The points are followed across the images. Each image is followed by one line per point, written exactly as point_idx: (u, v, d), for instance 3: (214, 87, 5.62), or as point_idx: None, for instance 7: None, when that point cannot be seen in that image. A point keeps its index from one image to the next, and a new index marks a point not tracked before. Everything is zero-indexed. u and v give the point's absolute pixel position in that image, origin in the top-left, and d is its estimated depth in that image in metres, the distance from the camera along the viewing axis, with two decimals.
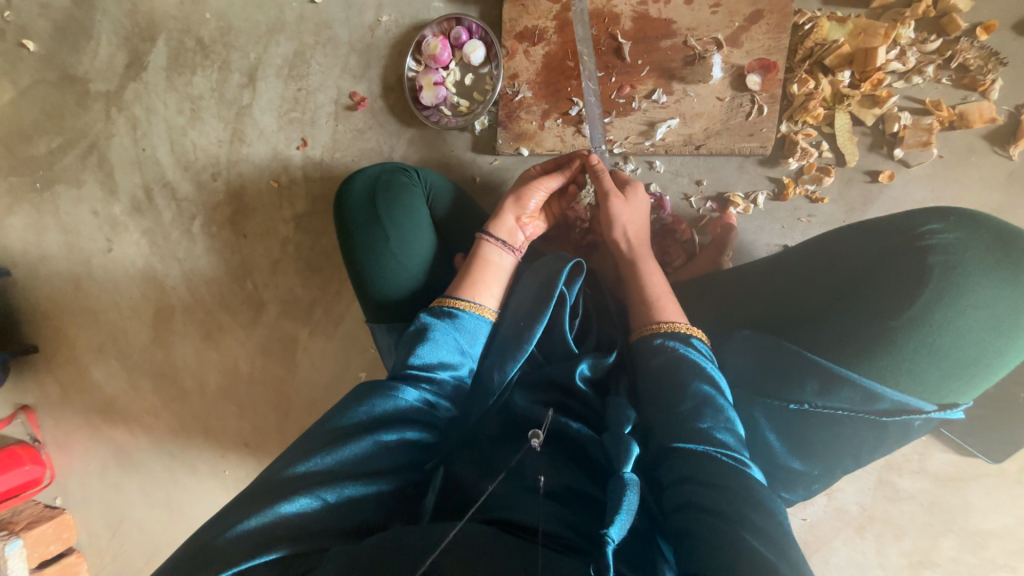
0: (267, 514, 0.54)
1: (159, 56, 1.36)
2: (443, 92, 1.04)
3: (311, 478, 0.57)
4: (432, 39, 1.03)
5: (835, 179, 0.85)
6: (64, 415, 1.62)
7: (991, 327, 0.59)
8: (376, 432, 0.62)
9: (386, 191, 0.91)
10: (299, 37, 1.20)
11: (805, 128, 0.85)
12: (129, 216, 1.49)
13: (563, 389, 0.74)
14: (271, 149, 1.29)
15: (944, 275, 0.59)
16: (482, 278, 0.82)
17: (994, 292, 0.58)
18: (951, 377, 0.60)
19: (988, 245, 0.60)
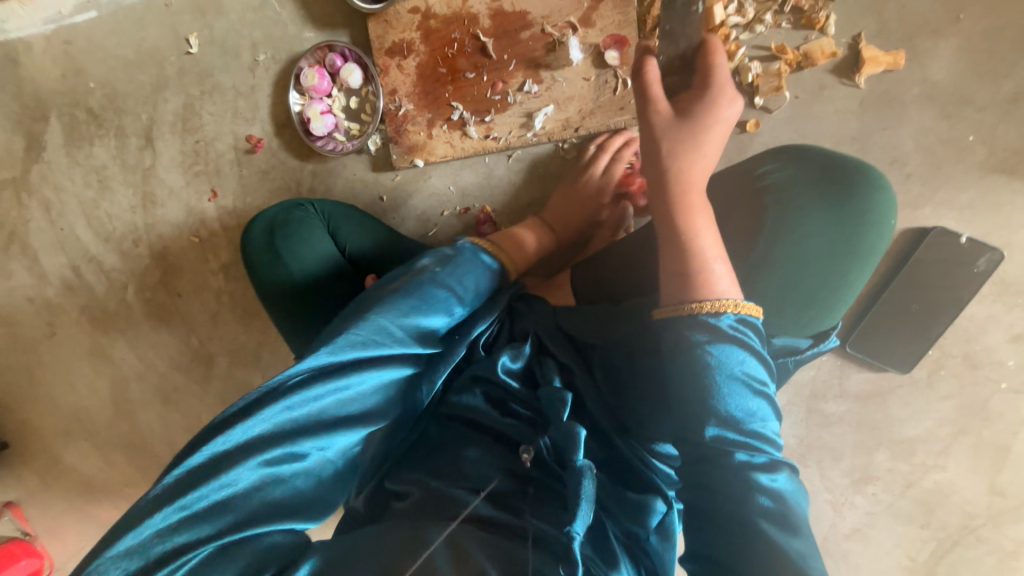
0: (232, 473, 0.50)
1: (56, 134, 1.35)
2: (332, 120, 1.04)
3: (280, 431, 0.53)
4: (310, 70, 1.04)
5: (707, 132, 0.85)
6: (48, 503, 1.61)
7: (829, 252, 0.65)
8: (361, 372, 0.60)
9: (285, 228, 0.93)
10: (185, 90, 1.20)
11: None
12: (64, 297, 1.48)
13: (490, 385, 0.73)
14: (184, 206, 1.28)
15: (778, 211, 0.65)
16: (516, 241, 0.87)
17: (822, 217, 0.65)
18: (811, 304, 0.67)
19: (815, 176, 0.66)
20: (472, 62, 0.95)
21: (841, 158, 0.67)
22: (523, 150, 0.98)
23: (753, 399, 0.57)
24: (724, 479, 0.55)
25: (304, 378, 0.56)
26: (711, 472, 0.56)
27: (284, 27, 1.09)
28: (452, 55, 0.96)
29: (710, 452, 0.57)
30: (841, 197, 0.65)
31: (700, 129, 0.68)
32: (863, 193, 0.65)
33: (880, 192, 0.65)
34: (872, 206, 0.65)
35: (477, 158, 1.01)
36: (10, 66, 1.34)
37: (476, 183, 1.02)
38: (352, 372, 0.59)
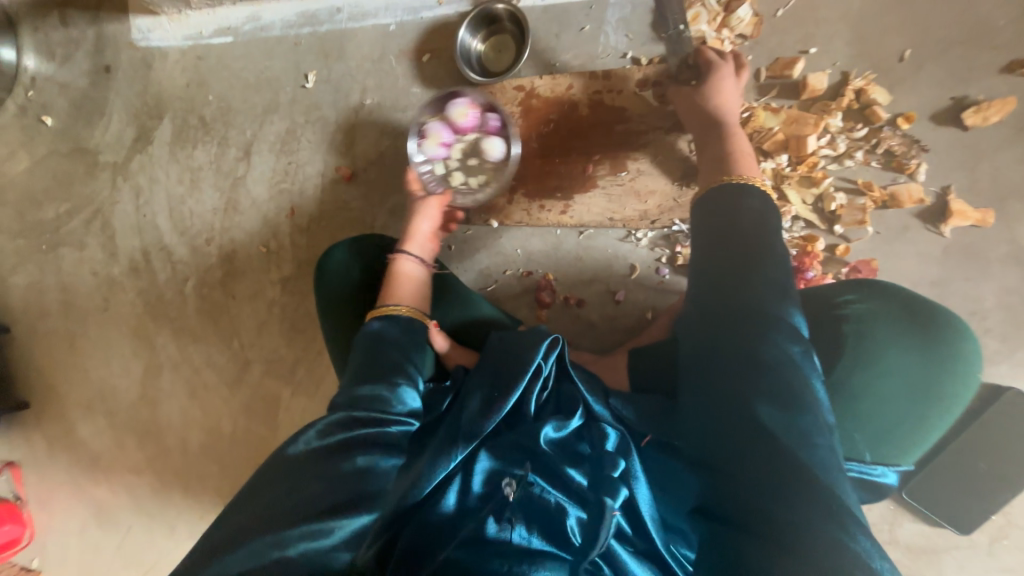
0: (221, 562, 0.56)
1: (165, 132, 1.47)
2: (443, 152, 1.01)
3: (275, 511, 0.60)
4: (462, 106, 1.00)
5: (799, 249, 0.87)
6: (50, 471, 1.61)
7: (907, 391, 0.65)
8: (339, 461, 0.64)
9: (361, 265, 1.01)
10: (291, 117, 1.31)
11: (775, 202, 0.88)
12: (126, 277, 1.55)
13: (529, 450, 0.74)
14: (261, 217, 1.36)
15: (857, 340, 0.65)
16: (399, 288, 0.91)
17: (904, 358, 0.64)
18: (882, 441, 0.66)
19: (897, 312, 0.67)
20: (564, 143, 1.02)
21: (926, 302, 0.67)
22: (595, 230, 1.03)
23: (801, 422, 0.50)
24: (770, 504, 0.47)
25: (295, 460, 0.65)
26: (768, 498, 0.48)
27: (395, 80, 1.19)
28: (545, 133, 1.03)
29: (765, 481, 0.48)
30: (926, 338, 0.65)
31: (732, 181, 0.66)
32: (948, 341, 0.65)
33: (963, 344, 0.66)
34: (957, 356, 0.65)
35: (553, 229, 1.05)
36: (143, 69, 1.49)
37: (544, 252, 1.07)
38: (330, 458, 0.65)
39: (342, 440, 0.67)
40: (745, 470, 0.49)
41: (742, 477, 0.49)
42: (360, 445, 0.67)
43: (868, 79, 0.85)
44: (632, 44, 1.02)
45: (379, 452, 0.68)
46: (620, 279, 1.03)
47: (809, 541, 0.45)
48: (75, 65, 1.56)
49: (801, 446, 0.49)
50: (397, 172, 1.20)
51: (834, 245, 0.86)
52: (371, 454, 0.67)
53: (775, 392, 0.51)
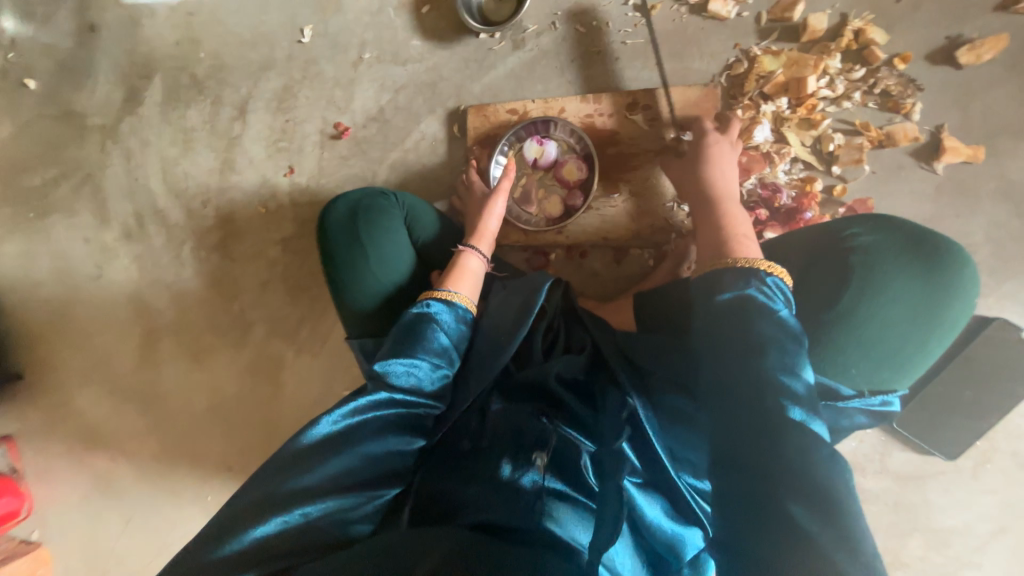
0: (244, 534, 0.56)
1: (156, 92, 1.44)
2: (532, 158, 1.01)
3: (293, 491, 0.59)
4: (535, 142, 1.00)
5: (798, 190, 0.90)
6: (46, 443, 1.60)
7: (908, 313, 0.68)
8: (357, 447, 0.64)
9: (366, 211, 0.97)
10: (288, 73, 1.29)
11: (776, 144, 0.90)
12: (121, 243, 1.53)
13: (542, 391, 0.77)
14: (260, 177, 1.35)
15: (862, 271, 0.68)
16: (457, 278, 0.85)
17: (907, 284, 0.68)
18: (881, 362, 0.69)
19: (902, 244, 0.70)
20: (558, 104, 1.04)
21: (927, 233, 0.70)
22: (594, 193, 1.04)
23: (813, 497, 0.50)
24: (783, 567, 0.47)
25: (312, 443, 0.63)
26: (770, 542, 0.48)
27: (395, 32, 1.18)
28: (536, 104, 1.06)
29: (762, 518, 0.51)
30: (928, 264, 0.68)
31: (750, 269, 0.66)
32: (947, 266, 0.68)
33: (967, 271, 0.68)
34: (957, 281, 0.68)
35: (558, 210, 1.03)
36: (131, 27, 1.45)
37: None
38: (344, 449, 0.63)
39: (362, 429, 0.65)
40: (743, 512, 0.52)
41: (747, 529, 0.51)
42: (381, 434, 0.66)
43: (866, 21, 0.89)
44: None
45: (399, 436, 0.68)
46: (631, 235, 1.01)
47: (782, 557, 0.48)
48: (58, 25, 1.51)
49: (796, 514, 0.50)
50: (398, 126, 1.20)
51: (831, 186, 0.90)
52: (390, 437, 0.67)
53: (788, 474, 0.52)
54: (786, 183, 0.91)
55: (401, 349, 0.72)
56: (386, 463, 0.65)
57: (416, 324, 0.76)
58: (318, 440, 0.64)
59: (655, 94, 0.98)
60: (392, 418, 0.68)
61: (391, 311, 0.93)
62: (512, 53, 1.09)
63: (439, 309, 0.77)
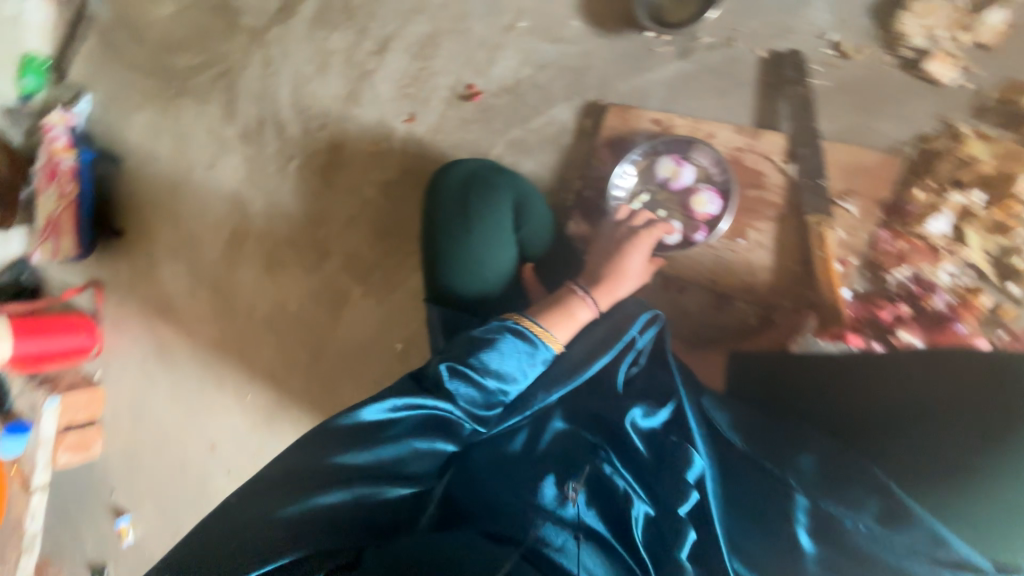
0: (294, 504, 0.55)
1: (309, 9, 1.48)
2: (662, 176, 0.95)
3: (343, 467, 0.59)
4: (671, 161, 0.95)
5: (953, 297, 0.81)
6: (127, 299, 1.75)
7: None
8: (404, 438, 0.63)
9: (480, 186, 0.94)
10: (437, 22, 1.28)
11: (951, 240, 0.81)
12: (237, 142, 1.61)
13: (607, 428, 0.73)
14: (380, 116, 1.36)
15: (1002, 429, 0.65)
16: (556, 317, 0.78)
17: None
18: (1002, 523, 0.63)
19: None
20: (707, 130, 0.97)
21: None
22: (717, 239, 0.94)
23: None
24: None
25: (364, 423, 0.62)
26: None
27: (556, 7, 1.13)
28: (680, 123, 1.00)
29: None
30: None
31: (880, 437, 0.68)
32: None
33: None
34: None
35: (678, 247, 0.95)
36: None
37: None
38: (394, 436, 0.62)
39: (407, 423, 0.64)
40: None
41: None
42: (428, 430, 0.65)
43: None
44: (838, 27, 0.92)
45: (445, 439, 0.66)
46: (744, 289, 0.92)
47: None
48: None
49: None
50: (529, 105, 1.16)
51: (998, 305, 0.81)
52: (437, 438, 0.65)
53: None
54: (947, 286, 0.81)
55: (474, 358, 0.70)
56: (431, 460, 0.64)
57: (495, 343, 0.72)
58: (368, 424, 0.62)
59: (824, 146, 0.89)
60: (444, 417, 0.66)
61: (479, 292, 0.91)
62: (674, 60, 1.02)
63: (523, 336, 0.73)
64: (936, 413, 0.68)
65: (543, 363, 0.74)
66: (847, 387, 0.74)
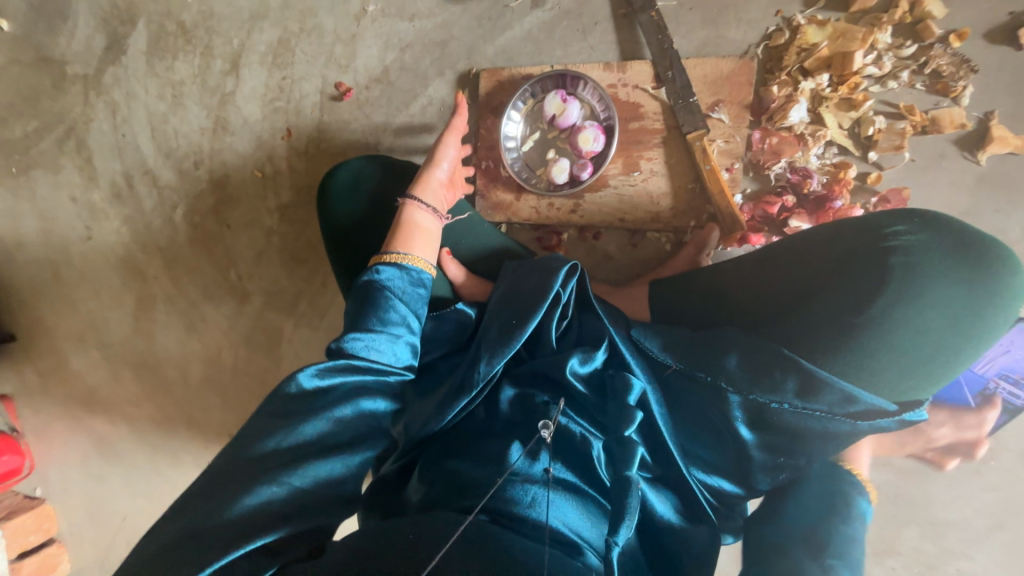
0: (237, 501, 0.55)
1: (140, 40, 1.33)
2: (548, 113, 0.96)
3: (284, 451, 0.59)
4: (557, 97, 0.94)
5: (828, 177, 0.88)
6: (44, 405, 1.52)
7: (948, 321, 0.65)
8: (330, 409, 0.63)
9: (372, 185, 0.93)
10: (284, 24, 1.20)
11: (813, 124, 0.88)
12: (109, 204, 1.42)
13: (551, 382, 0.74)
14: (255, 138, 1.27)
15: (902, 275, 0.64)
16: (407, 237, 0.81)
17: (951, 291, 0.64)
18: (920, 364, 0.64)
19: (948, 245, 0.66)
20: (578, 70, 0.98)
21: (976, 235, 0.66)
22: (616, 180, 0.97)
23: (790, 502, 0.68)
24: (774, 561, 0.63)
25: (297, 402, 0.62)
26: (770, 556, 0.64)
27: None
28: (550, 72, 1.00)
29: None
30: (973, 270, 0.65)
31: (781, 324, 0.70)
32: (999, 275, 0.65)
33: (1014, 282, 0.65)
34: (1001, 288, 0.65)
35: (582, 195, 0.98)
36: None
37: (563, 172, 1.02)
38: (330, 407, 0.63)
39: (334, 393, 0.64)
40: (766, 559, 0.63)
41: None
42: (358, 392, 0.66)
43: None
44: None
45: (372, 398, 0.67)
46: (650, 219, 0.96)
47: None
48: None
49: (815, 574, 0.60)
50: (404, 90, 1.12)
51: (867, 173, 0.88)
52: (364, 399, 0.66)
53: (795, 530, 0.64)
54: (818, 168, 0.88)
55: (359, 323, 0.70)
56: (366, 423, 0.66)
57: (372, 294, 0.73)
58: (302, 400, 0.63)
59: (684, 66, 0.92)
60: (361, 380, 0.67)
61: None
62: (530, 11, 1.03)
63: (389, 274, 0.74)
64: (823, 281, 0.70)
65: (421, 284, 0.77)
66: (749, 286, 0.76)
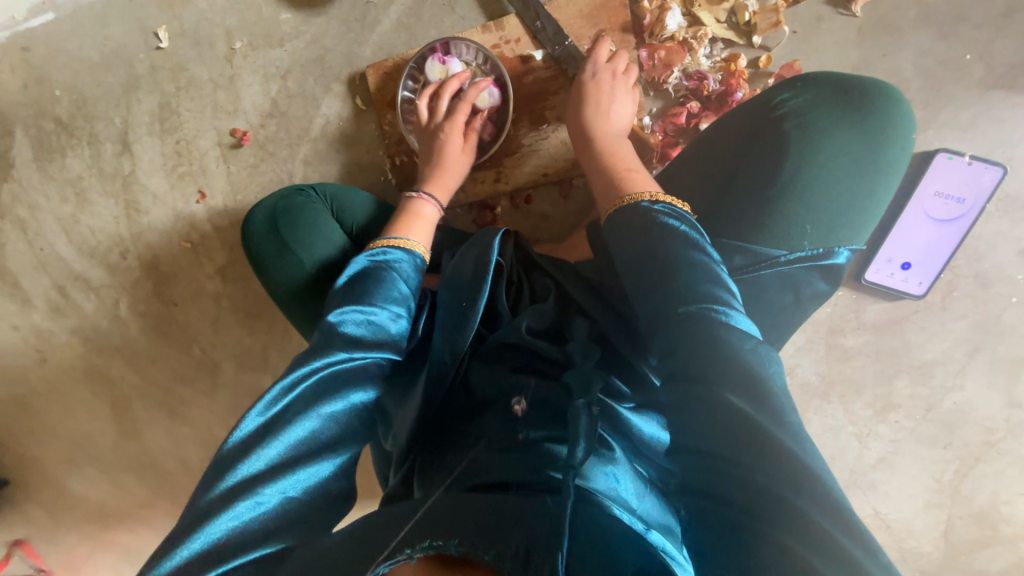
0: (220, 521, 0.50)
1: (23, 148, 1.28)
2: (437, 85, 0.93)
3: (270, 461, 0.55)
4: (437, 61, 0.92)
5: (721, 74, 0.88)
6: (58, 537, 1.48)
7: (853, 165, 0.65)
8: (307, 411, 0.59)
9: (287, 214, 0.90)
10: (159, 87, 1.16)
11: (691, 27, 0.88)
12: (51, 321, 1.37)
13: (515, 349, 0.73)
14: (171, 209, 1.23)
15: (798, 130, 0.65)
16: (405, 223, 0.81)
17: (847, 137, 0.65)
18: (835, 201, 0.66)
19: (832, 96, 0.67)
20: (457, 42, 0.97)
21: (852, 79, 0.67)
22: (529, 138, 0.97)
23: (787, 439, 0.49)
24: (740, 482, 0.48)
25: (274, 411, 0.58)
26: (744, 493, 0.47)
27: (261, 12, 1.08)
28: None
29: (751, 462, 0.48)
30: (861, 112, 0.66)
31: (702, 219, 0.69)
32: (883, 109, 0.66)
33: (905, 115, 0.67)
34: (891, 120, 0.66)
35: (501, 163, 0.98)
36: None
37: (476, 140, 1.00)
38: (312, 407, 0.59)
39: (301, 400, 0.59)
40: (718, 434, 0.50)
41: (743, 463, 0.48)
42: (334, 389, 0.62)
43: None
44: None
45: (360, 388, 0.64)
46: (571, 165, 0.97)
47: (777, 482, 0.46)
48: None
49: (774, 424, 0.50)
50: (298, 115, 1.10)
51: (756, 58, 0.89)
52: (352, 390, 0.63)
53: (729, 377, 0.52)
54: (710, 67, 0.89)
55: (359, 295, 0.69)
56: (353, 418, 0.62)
57: (375, 272, 0.73)
58: (282, 403, 0.58)
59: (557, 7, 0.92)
60: (352, 364, 0.64)
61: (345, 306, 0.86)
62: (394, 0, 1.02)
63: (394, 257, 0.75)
64: (731, 167, 0.69)
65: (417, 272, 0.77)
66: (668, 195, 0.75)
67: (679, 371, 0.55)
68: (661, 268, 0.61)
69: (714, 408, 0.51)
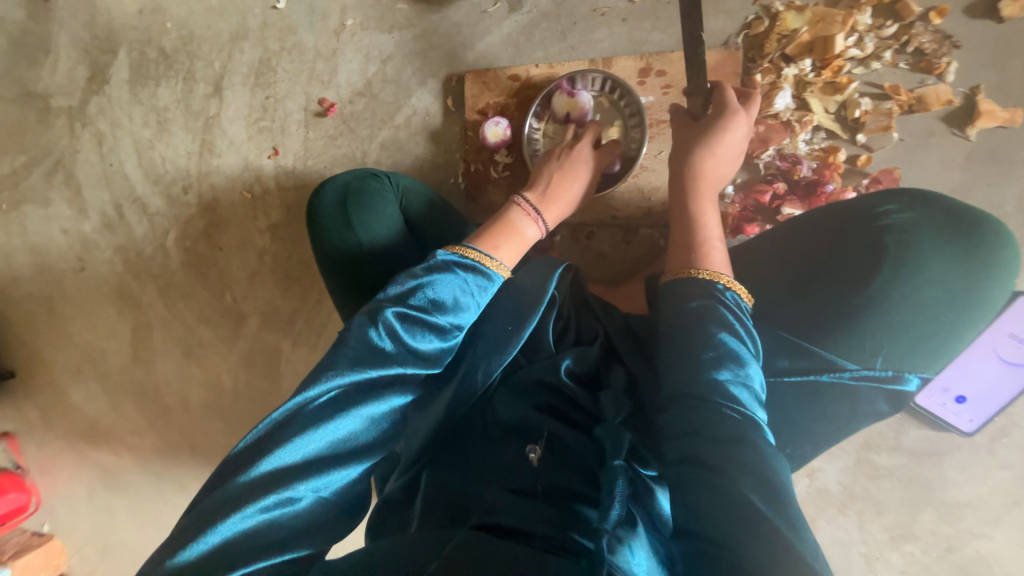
0: (234, 518, 0.49)
1: (122, 69, 1.33)
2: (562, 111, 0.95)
3: (297, 464, 0.53)
4: (565, 94, 0.93)
5: (819, 161, 0.88)
6: (46, 440, 1.50)
7: (947, 298, 0.64)
8: (338, 414, 0.55)
9: (357, 197, 0.91)
10: (264, 44, 1.21)
11: (800, 110, 0.88)
12: (100, 234, 1.41)
13: (551, 389, 0.72)
14: (242, 159, 1.27)
15: (900, 246, 0.64)
16: (501, 237, 0.74)
17: (948, 268, 0.64)
18: (920, 327, 0.64)
19: (942, 221, 0.66)
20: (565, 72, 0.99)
21: (965, 209, 0.66)
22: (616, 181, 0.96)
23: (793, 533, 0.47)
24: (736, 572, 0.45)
25: (302, 409, 0.54)
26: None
27: None
28: (534, 74, 1.00)
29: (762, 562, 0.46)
30: (969, 246, 0.64)
31: (775, 310, 0.69)
32: (992, 246, 0.64)
33: (1012, 261, 0.65)
34: (998, 262, 0.64)
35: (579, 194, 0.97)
36: None
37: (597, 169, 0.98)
38: (348, 408, 0.56)
39: (334, 401, 0.56)
40: (727, 525, 0.48)
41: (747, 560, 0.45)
42: (372, 388, 0.58)
43: None
44: None
45: (399, 391, 0.60)
46: (642, 214, 0.97)
47: None
48: None
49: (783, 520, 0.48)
50: (387, 101, 1.12)
51: (857, 155, 0.89)
52: (391, 394, 0.59)
53: (749, 474, 0.50)
54: (807, 153, 0.89)
55: (424, 299, 0.64)
56: (386, 423, 0.59)
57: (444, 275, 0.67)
58: (317, 399, 0.55)
59: (670, 58, 0.94)
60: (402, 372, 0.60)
61: None
62: (508, 16, 1.04)
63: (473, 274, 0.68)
64: (818, 265, 0.69)
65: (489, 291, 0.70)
66: (746, 273, 0.74)
67: (690, 454, 0.53)
68: (689, 348, 0.58)
69: (732, 500, 0.49)
